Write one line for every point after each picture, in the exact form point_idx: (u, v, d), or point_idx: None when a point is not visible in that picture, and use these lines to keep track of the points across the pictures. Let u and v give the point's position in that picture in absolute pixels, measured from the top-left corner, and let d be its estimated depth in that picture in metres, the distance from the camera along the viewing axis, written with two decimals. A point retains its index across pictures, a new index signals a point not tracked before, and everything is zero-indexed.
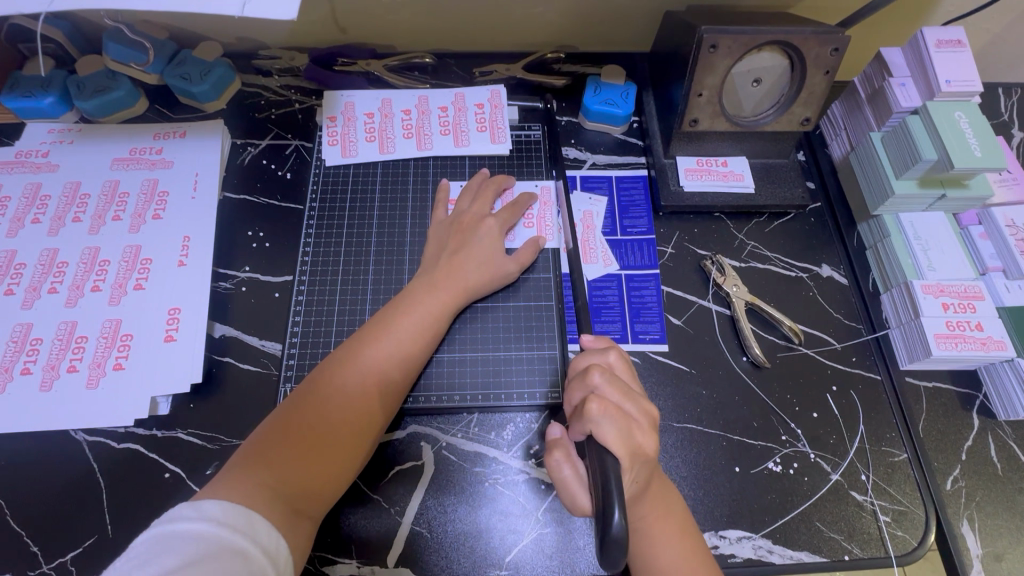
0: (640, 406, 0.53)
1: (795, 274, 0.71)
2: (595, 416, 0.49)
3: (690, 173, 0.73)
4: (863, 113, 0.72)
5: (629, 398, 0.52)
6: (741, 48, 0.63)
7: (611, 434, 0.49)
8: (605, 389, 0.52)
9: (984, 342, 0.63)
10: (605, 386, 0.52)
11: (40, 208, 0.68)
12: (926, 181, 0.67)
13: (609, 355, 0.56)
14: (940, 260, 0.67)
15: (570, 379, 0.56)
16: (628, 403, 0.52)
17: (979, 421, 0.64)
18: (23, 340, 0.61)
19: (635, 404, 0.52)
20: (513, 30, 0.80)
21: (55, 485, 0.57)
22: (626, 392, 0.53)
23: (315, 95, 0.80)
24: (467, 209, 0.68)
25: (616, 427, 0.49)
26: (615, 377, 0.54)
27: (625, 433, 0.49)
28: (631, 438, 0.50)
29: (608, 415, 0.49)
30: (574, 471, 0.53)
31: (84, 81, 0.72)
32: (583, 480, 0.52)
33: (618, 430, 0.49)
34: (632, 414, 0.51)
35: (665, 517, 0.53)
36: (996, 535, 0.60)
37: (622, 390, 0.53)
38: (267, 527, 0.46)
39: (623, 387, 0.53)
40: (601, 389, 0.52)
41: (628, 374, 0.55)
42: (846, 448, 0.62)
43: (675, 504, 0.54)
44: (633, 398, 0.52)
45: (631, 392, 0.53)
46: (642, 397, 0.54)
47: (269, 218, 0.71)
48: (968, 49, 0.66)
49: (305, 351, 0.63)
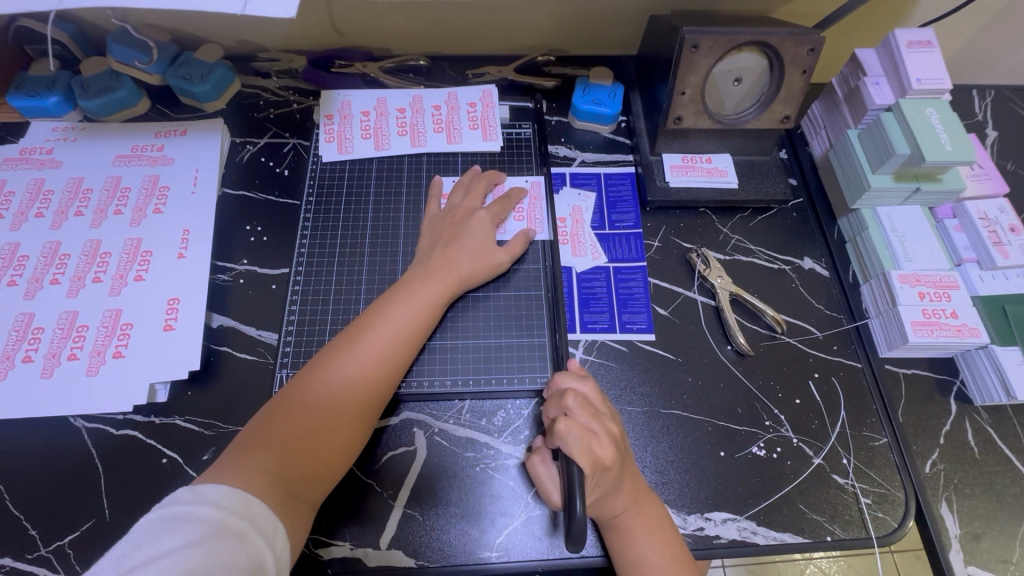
0: (607, 427, 0.55)
1: (778, 267, 0.73)
2: (560, 434, 0.53)
3: (676, 169, 0.76)
4: (841, 111, 0.75)
5: (597, 419, 0.55)
6: (722, 48, 0.66)
7: (576, 450, 0.52)
8: (576, 409, 0.55)
9: (959, 328, 0.65)
10: (576, 408, 0.55)
11: (43, 203, 0.69)
12: (901, 175, 0.70)
13: (584, 382, 0.59)
14: (916, 252, 0.69)
15: (550, 396, 0.60)
16: (597, 423, 0.55)
17: (957, 407, 0.66)
18: (25, 329, 0.62)
19: (603, 423, 0.55)
20: (505, 33, 0.83)
21: (54, 470, 0.58)
22: (596, 413, 0.56)
23: (312, 96, 0.82)
24: (460, 203, 0.70)
25: (579, 442, 0.53)
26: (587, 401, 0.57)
27: (588, 448, 0.53)
28: (594, 452, 0.53)
29: (572, 432, 0.53)
30: (548, 472, 0.58)
31: (88, 82, 0.75)
32: (556, 481, 0.57)
33: (581, 443, 0.53)
34: (599, 431, 0.54)
35: (642, 512, 0.55)
36: (974, 516, 0.61)
37: (592, 412, 0.56)
38: (265, 511, 0.47)
39: (593, 410, 0.56)
40: (572, 411, 0.55)
41: (601, 401, 0.58)
42: (828, 433, 0.64)
43: (653, 501, 0.56)
44: (600, 419, 0.56)
45: (603, 415, 0.56)
46: (611, 418, 0.57)
47: (267, 213, 0.73)
48: (937, 49, 0.69)
49: (301, 339, 0.65)
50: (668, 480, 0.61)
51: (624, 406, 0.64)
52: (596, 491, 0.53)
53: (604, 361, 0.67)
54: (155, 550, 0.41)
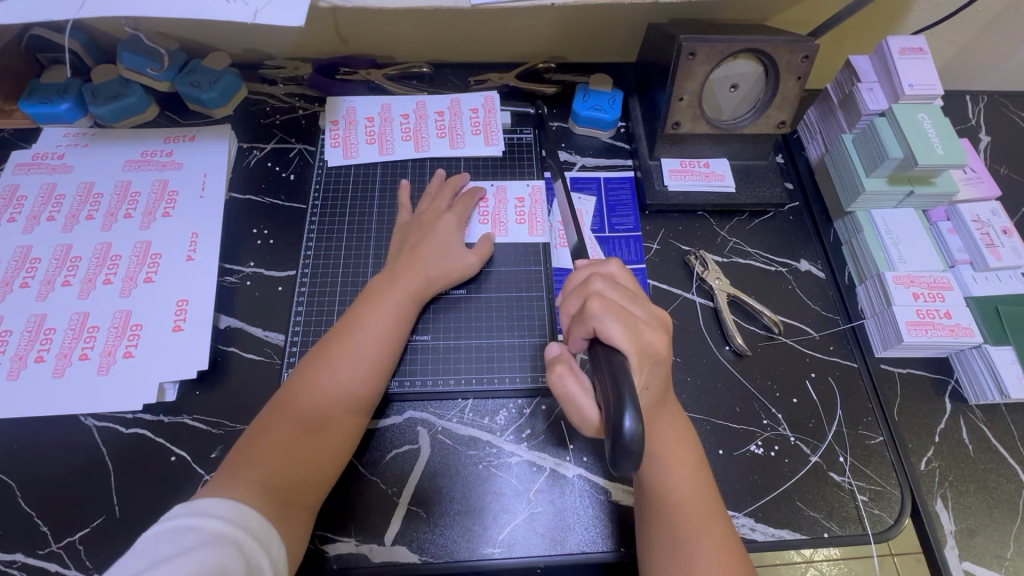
0: (645, 312, 0.55)
1: (775, 269, 0.75)
2: (598, 312, 0.51)
3: (675, 174, 0.77)
4: (836, 117, 0.76)
5: (632, 300, 0.55)
6: (718, 55, 0.67)
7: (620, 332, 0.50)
8: (608, 290, 0.54)
9: (953, 328, 0.66)
10: (606, 289, 0.54)
11: (54, 207, 0.71)
12: (895, 179, 0.71)
13: (612, 272, 0.58)
14: (910, 253, 0.70)
15: (568, 292, 0.57)
16: (633, 305, 0.54)
17: (951, 405, 0.67)
18: (37, 330, 0.63)
19: (641, 307, 0.55)
20: (506, 41, 0.85)
21: (65, 468, 0.60)
22: (630, 295, 0.55)
23: (318, 102, 0.84)
24: (428, 206, 0.71)
25: (621, 323, 0.51)
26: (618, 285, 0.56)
27: (633, 332, 0.51)
28: (638, 338, 0.51)
29: (611, 312, 0.51)
30: (577, 381, 0.53)
31: (99, 88, 0.76)
32: (589, 391, 0.53)
33: (623, 323, 0.51)
34: (635, 313, 0.53)
35: (681, 445, 0.55)
36: (970, 513, 0.62)
37: (626, 296, 0.55)
38: (261, 521, 0.49)
39: (623, 290, 0.55)
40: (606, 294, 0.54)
41: (628, 281, 0.58)
42: (825, 431, 0.65)
43: (692, 439, 0.56)
44: (638, 302, 0.55)
45: (636, 298, 0.56)
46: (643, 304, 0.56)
47: (273, 217, 0.75)
48: (929, 56, 0.71)
49: (307, 340, 0.66)
50: None
51: None
52: (646, 388, 0.52)
53: None
54: (154, 557, 0.42)
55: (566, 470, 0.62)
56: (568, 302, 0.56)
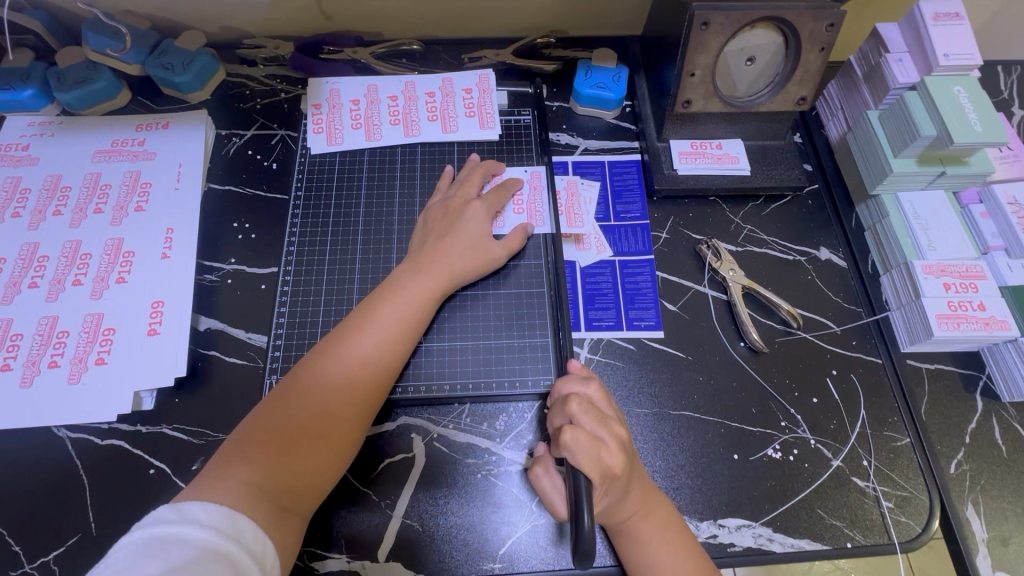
0: (615, 432, 0.51)
1: (793, 257, 0.69)
2: (567, 445, 0.48)
3: (684, 156, 0.71)
4: (860, 91, 0.70)
5: (603, 425, 0.51)
6: (734, 25, 0.61)
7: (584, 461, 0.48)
8: (581, 417, 0.51)
9: (987, 321, 0.61)
10: (580, 414, 0.52)
11: (20, 202, 0.66)
12: (925, 159, 0.66)
13: (589, 384, 0.56)
14: (941, 240, 0.65)
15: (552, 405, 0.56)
16: (603, 429, 0.51)
17: (983, 403, 0.63)
18: (3, 335, 0.59)
19: (609, 430, 0.51)
20: (502, 14, 0.78)
21: (36, 483, 0.56)
22: (602, 418, 0.52)
23: (300, 84, 0.78)
24: (454, 193, 0.67)
25: (586, 455, 0.48)
26: (593, 406, 0.53)
27: (598, 459, 0.49)
28: (603, 462, 0.49)
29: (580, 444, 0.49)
30: (552, 483, 0.54)
31: (64, 72, 0.71)
32: (562, 492, 0.54)
33: (591, 455, 0.48)
34: (606, 441, 0.50)
35: (651, 513, 0.52)
36: (1001, 518, 0.58)
37: (598, 417, 0.52)
38: (254, 531, 0.45)
39: (600, 415, 0.52)
40: (577, 418, 0.52)
41: (608, 403, 0.55)
42: (847, 433, 0.61)
43: (660, 498, 0.54)
44: (608, 424, 0.52)
45: (609, 419, 0.52)
46: (618, 423, 0.53)
47: (254, 210, 0.70)
48: (967, 22, 0.65)
49: (291, 342, 0.62)
50: (679, 485, 0.58)
51: (632, 407, 0.61)
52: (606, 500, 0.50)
53: (610, 360, 0.63)
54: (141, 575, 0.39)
55: None
56: (553, 414, 0.55)
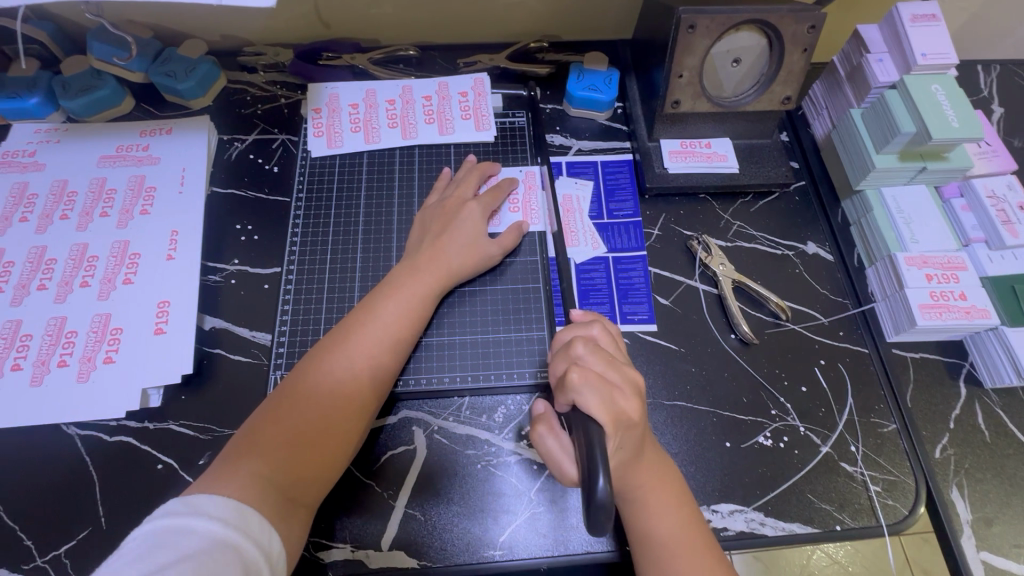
0: (625, 374, 0.53)
1: (781, 252, 0.71)
2: (576, 383, 0.50)
3: (675, 155, 0.74)
4: (843, 90, 0.73)
5: (613, 367, 0.53)
6: (720, 28, 0.63)
7: (595, 402, 0.49)
8: (588, 357, 0.53)
9: (968, 310, 0.63)
10: (587, 355, 0.53)
11: (27, 207, 0.68)
12: (906, 154, 0.68)
13: (594, 328, 0.57)
14: (923, 233, 0.67)
15: (555, 353, 0.57)
16: (612, 371, 0.53)
17: (966, 390, 0.65)
18: (13, 336, 0.61)
19: (619, 373, 0.53)
20: (496, 20, 0.81)
21: (47, 479, 0.57)
22: (611, 360, 0.53)
23: (300, 90, 0.80)
24: (451, 193, 0.69)
25: (598, 395, 0.50)
26: (599, 348, 0.55)
27: (609, 400, 0.50)
28: (613, 404, 0.50)
29: (588, 384, 0.50)
30: (558, 442, 0.54)
31: (69, 80, 0.73)
32: (569, 450, 0.54)
33: (601, 394, 0.50)
34: (616, 382, 0.52)
35: (665, 485, 0.53)
36: (985, 501, 0.60)
37: (606, 359, 0.54)
38: (261, 521, 0.47)
39: (606, 355, 0.54)
40: (583, 358, 0.53)
41: (614, 346, 0.56)
42: (835, 420, 0.63)
43: (673, 475, 0.55)
44: (617, 367, 0.53)
45: (616, 362, 0.54)
46: (628, 367, 0.55)
47: (256, 212, 0.72)
48: (943, 23, 0.67)
49: (294, 339, 0.64)
50: None
51: None
52: (621, 449, 0.51)
53: None
54: (152, 563, 0.40)
55: None
56: (555, 361, 0.56)
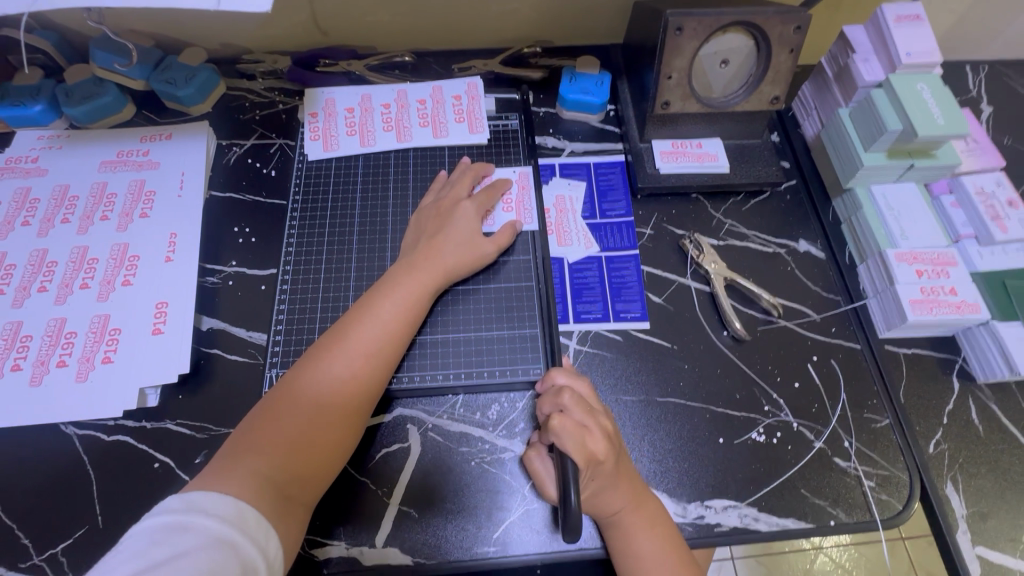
0: (602, 423, 0.55)
1: (773, 250, 0.72)
2: (555, 430, 0.52)
3: (666, 156, 0.75)
4: (831, 91, 0.74)
5: (592, 416, 0.55)
6: (707, 30, 0.65)
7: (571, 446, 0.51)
8: (571, 405, 0.55)
9: (959, 305, 0.64)
10: (571, 405, 0.55)
11: (29, 211, 0.69)
12: (894, 152, 0.69)
13: (577, 379, 0.59)
14: (912, 229, 0.68)
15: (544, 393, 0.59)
16: (592, 420, 0.54)
17: (959, 385, 0.65)
18: (14, 338, 0.62)
19: (597, 422, 0.54)
20: (489, 26, 0.82)
21: (45, 478, 0.58)
22: (591, 409, 0.55)
23: (297, 96, 0.82)
24: (445, 194, 0.70)
25: (570, 440, 0.52)
26: (582, 398, 0.56)
27: (581, 445, 0.52)
28: (589, 449, 0.52)
29: (566, 430, 0.52)
30: (543, 464, 0.57)
31: (72, 88, 0.74)
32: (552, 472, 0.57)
33: (576, 440, 0.52)
34: (593, 430, 0.53)
35: (640, 507, 0.54)
36: (981, 495, 0.60)
37: (587, 409, 0.55)
38: (259, 519, 0.47)
39: (587, 405, 0.55)
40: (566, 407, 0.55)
41: (593, 398, 0.58)
42: (828, 415, 0.63)
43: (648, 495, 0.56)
44: (597, 417, 0.55)
45: (596, 411, 0.56)
46: (606, 418, 0.56)
47: (254, 215, 0.73)
48: (927, 23, 0.69)
49: (290, 338, 0.64)
50: (666, 469, 0.60)
51: (619, 395, 0.63)
52: (592, 484, 0.53)
53: (597, 351, 0.66)
54: (150, 561, 0.41)
55: None
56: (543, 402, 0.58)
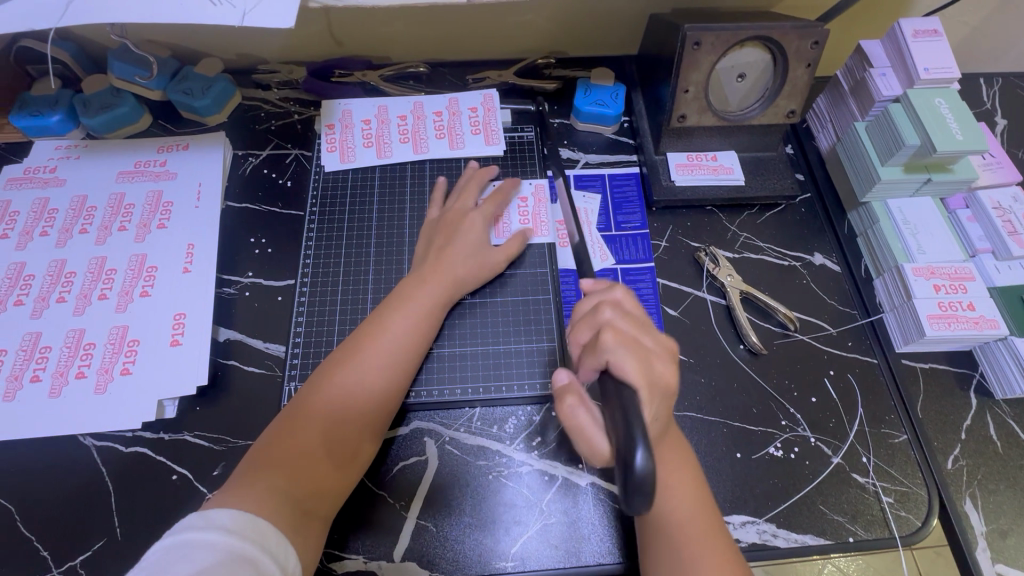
0: (655, 337, 0.53)
1: (788, 263, 0.72)
2: (612, 348, 0.49)
3: (682, 168, 0.75)
4: (847, 104, 0.74)
5: (643, 331, 0.53)
6: (724, 44, 0.65)
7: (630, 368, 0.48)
8: (618, 319, 0.53)
9: (977, 320, 0.64)
10: (617, 318, 0.53)
11: (47, 222, 0.69)
12: (911, 166, 0.69)
13: (617, 293, 0.57)
14: (929, 243, 0.68)
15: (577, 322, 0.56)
16: (643, 335, 0.53)
17: (976, 400, 0.65)
18: (33, 348, 0.62)
19: (650, 337, 0.53)
20: (504, 38, 0.83)
21: (64, 490, 0.58)
22: (640, 324, 0.54)
23: (312, 106, 0.82)
24: (453, 205, 0.70)
25: (633, 356, 0.49)
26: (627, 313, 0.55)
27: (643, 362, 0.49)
28: (648, 369, 0.49)
29: (620, 345, 0.50)
30: (588, 414, 0.51)
31: (89, 98, 0.74)
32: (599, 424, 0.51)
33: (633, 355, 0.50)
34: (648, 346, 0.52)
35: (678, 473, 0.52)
36: (999, 512, 0.60)
37: (635, 324, 0.54)
38: (276, 535, 0.47)
39: (636, 321, 0.54)
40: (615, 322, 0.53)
41: (638, 309, 0.56)
42: (846, 431, 0.63)
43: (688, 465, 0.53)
44: (647, 332, 0.53)
45: (646, 327, 0.54)
46: (655, 332, 0.55)
47: (270, 225, 0.73)
48: (944, 38, 0.69)
49: (308, 350, 0.64)
50: None
51: None
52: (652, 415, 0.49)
53: None
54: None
55: (579, 478, 0.60)
56: (577, 331, 0.55)
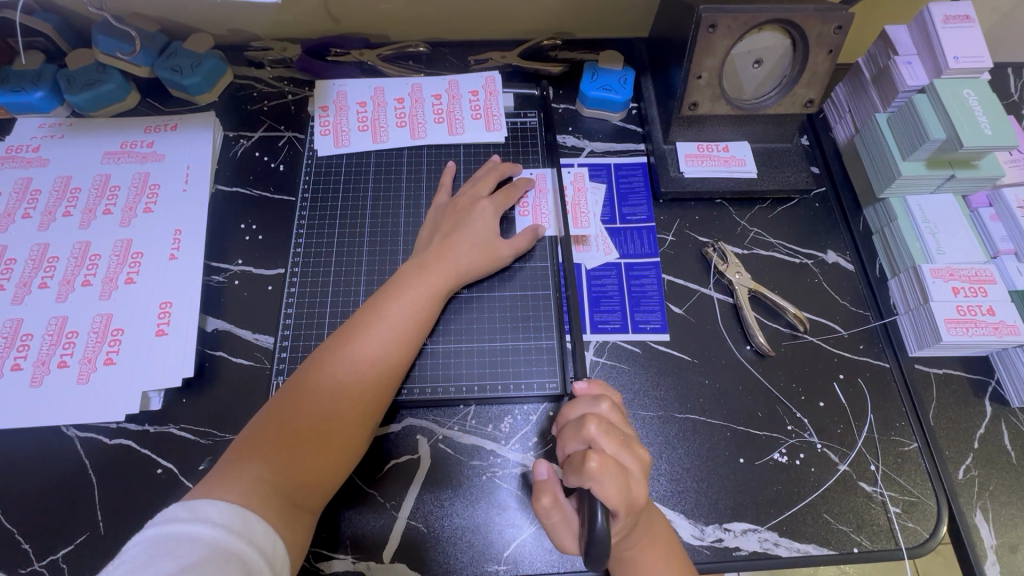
0: (639, 456, 0.49)
1: (800, 261, 0.69)
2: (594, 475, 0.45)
3: (691, 159, 0.71)
4: (868, 94, 0.70)
5: (626, 449, 0.48)
6: (742, 27, 0.61)
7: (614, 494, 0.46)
8: (602, 440, 0.48)
9: (996, 326, 0.61)
10: (601, 437, 0.48)
11: (30, 203, 0.67)
12: (933, 162, 0.66)
13: (601, 405, 0.51)
14: (949, 244, 0.65)
15: (562, 429, 0.52)
16: (625, 453, 0.48)
17: (991, 408, 0.62)
18: (13, 336, 0.60)
19: (632, 454, 0.49)
20: (508, 16, 0.78)
21: (46, 482, 0.56)
22: (625, 441, 0.49)
23: (307, 86, 0.79)
24: (465, 191, 0.67)
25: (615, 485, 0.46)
26: (612, 427, 0.50)
27: (625, 489, 0.46)
28: (629, 494, 0.47)
29: (607, 474, 0.46)
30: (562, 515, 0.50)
31: (74, 74, 0.71)
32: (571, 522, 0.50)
33: (618, 485, 0.46)
34: (629, 467, 0.48)
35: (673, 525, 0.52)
36: (1010, 525, 0.58)
37: (620, 439, 0.49)
38: (263, 527, 0.45)
39: (619, 437, 0.49)
40: (596, 440, 0.48)
41: (622, 420, 0.51)
42: (854, 437, 0.60)
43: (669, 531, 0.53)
44: (631, 449, 0.49)
45: (631, 442, 0.50)
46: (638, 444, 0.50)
47: (261, 211, 0.70)
48: (977, 24, 0.65)
49: (297, 344, 0.62)
50: (684, 489, 0.58)
51: (638, 411, 0.61)
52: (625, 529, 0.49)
53: (615, 362, 0.63)
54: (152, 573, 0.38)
55: None
56: (564, 440, 0.50)
